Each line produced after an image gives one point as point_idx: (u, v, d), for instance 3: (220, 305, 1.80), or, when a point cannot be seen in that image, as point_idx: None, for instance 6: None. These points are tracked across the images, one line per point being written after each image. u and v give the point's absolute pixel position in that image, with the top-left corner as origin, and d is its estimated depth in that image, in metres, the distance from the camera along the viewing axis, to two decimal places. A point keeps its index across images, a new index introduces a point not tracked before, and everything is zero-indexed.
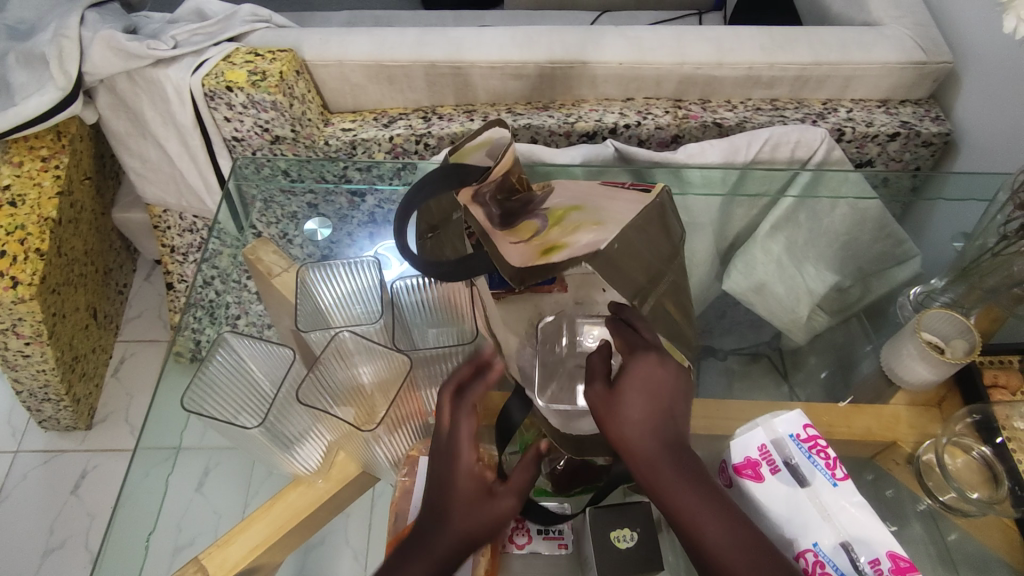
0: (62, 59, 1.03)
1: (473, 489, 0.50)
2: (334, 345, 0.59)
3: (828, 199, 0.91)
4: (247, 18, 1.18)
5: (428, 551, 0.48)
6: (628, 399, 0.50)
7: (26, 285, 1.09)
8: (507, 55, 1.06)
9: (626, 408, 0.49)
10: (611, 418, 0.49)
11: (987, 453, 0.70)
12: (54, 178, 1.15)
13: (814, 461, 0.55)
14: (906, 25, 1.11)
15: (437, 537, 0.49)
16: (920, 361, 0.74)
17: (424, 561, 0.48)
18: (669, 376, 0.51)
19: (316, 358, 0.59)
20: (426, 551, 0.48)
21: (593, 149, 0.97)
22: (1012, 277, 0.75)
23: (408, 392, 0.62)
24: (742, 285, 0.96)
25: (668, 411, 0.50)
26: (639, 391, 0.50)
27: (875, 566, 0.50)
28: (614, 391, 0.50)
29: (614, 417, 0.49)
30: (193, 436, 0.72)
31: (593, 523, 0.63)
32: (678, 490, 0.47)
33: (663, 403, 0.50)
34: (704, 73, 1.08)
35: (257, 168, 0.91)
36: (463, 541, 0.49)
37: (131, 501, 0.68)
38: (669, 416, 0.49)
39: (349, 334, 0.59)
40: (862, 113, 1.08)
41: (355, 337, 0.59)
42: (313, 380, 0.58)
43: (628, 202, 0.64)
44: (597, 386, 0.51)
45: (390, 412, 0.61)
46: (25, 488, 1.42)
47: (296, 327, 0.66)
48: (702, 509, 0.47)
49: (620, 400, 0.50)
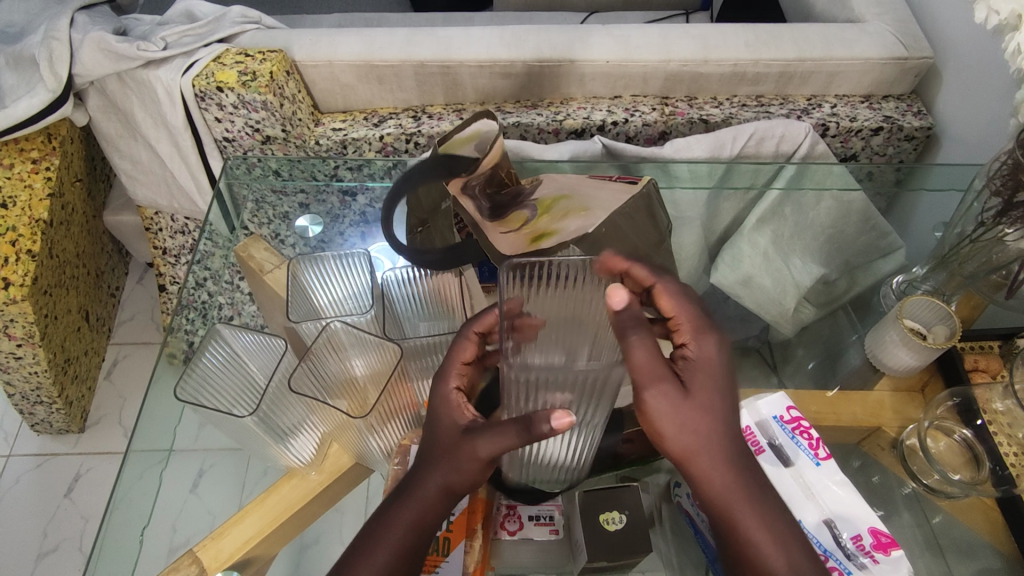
0: (53, 60, 1.04)
1: (452, 421, 0.52)
2: (324, 335, 0.58)
3: (813, 191, 0.93)
4: (237, 20, 1.18)
5: (416, 488, 0.52)
6: (698, 408, 0.47)
7: (17, 287, 1.10)
8: (495, 54, 1.08)
9: (697, 420, 0.46)
10: (678, 427, 0.46)
11: (968, 435, 0.72)
12: (45, 180, 1.15)
13: (797, 442, 0.56)
14: (887, 21, 1.13)
15: (426, 469, 0.52)
16: (902, 346, 0.75)
17: (416, 501, 0.52)
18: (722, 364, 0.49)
19: (308, 347, 0.59)
20: (414, 492, 0.52)
21: (580, 145, 0.98)
22: (990, 263, 0.77)
23: (400, 383, 0.62)
24: (729, 278, 0.96)
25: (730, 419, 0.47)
26: (708, 400, 0.47)
27: (857, 542, 0.51)
28: (685, 399, 0.46)
29: (681, 426, 0.46)
30: (185, 438, 0.73)
31: (583, 508, 0.64)
32: (738, 503, 0.47)
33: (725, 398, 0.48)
34: (690, 70, 1.09)
35: (248, 168, 0.92)
36: (443, 479, 0.51)
37: (123, 504, 0.67)
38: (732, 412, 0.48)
39: (341, 324, 0.59)
40: (846, 109, 1.09)
41: (347, 327, 0.59)
42: (306, 368, 0.58)
43: (613, 192, 0.65)
44: (661, 388, 0.46)
45: (382, 400, 0.61)
46: (17, 492, 1.42)
47: (287, 318, 0.66)
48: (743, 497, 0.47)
49: (690, 410, 0.47)
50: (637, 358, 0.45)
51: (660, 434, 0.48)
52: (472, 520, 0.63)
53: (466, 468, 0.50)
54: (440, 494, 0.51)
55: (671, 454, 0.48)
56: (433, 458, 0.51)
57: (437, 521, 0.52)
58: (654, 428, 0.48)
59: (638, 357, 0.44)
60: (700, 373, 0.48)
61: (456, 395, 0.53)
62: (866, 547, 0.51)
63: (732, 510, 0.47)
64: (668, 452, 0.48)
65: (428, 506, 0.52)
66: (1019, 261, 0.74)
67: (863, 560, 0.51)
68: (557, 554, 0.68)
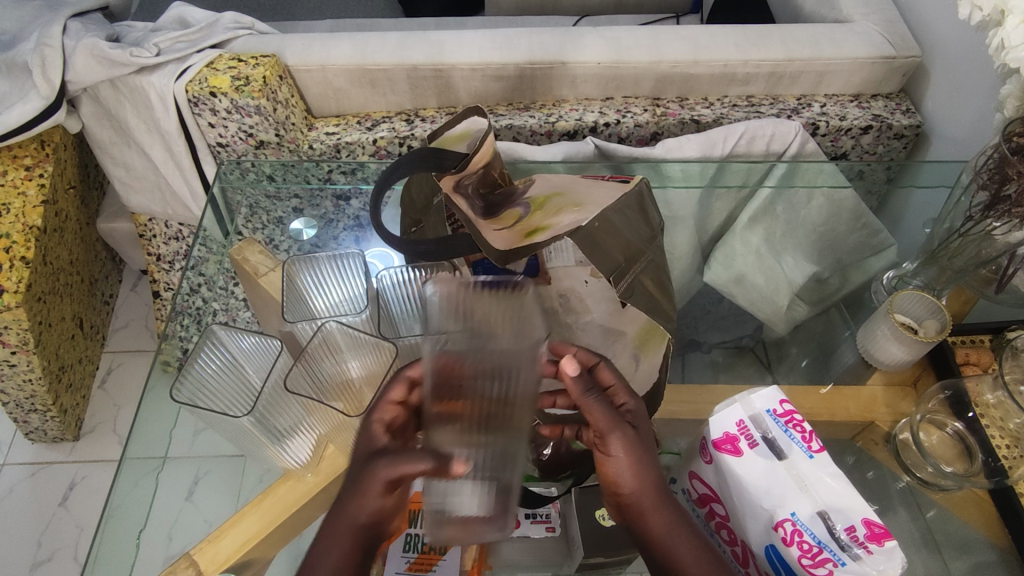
0: (46, 67, 1.04)
1: (366, 447, 0.52)
2: (321, 336, 0.59)
3: (803, 189, 0.93)
4: (230, 25, 1.19)
5: (342, 518, 0.50)
6: (646, 450, 0.52)
7: (11, 293, 1.09)
8: (487, 57, 1.08)
9: (650, 462, 0.52)
10: (633, 470, 0.51)
11: (961, 427, 0.72)
12: (38, 187, 1.15)
13: (790, 435, 0.56)
14: (875, 22, 1.14)
15: (336, 502, 0.51)
16: (894, 341, 0.76)
17: (344, 529, 0.50)
18: (648, 425, 0.55)
19: (303, 349, 0.59)
20: (341, 521, 0.50)
21: (573, 147, 0.98)
22: (979, 257, 0.78)
23: None
24: (722, 277, 0.98)
25: (661, 469, 0.53)
26: (652, 446, 0.53)
27: (851, 534, 0.51)
28: (638, 446, 0.52)
29: (635, 470, 0.51)
30: (182, 445, 0.74)
31: (579, 506, 0.66)
32: (680, 538, 0.52)
33: (653, 450, 0.54)
34: (681, 71, 1.10)
35: (242, 173, 0.92)
36: (344, 509, 0.50)
37: (118, 515, 0.68)
38: (659, 463, 0.53)
39: (337, 325, 0.59)
40: (836, 108, 1.10)
41: (341, 326, 0.59)
42: (299, 370, 0.58)
43: (607, 189, 0.66)
44: (621, 434, 0.51)
45: None
46: (11, 502, 1.41)
47: (282, 317, 0.67)
48: (681, 535, 0.52)
49: (645, 457, 0.52)
50: (593, 415, 0.51)
51: (615, 479, 0.52)
52: None
53: (362, 495, 0.49)
54: (341, 519, 0.50)
55: (623, 494, 0.52)
56: (345, 487, 0.51)
57: (350, 555, 0.50)
58: (612, 473, 0.52)
59: (598, 411, 0.51)
60: (644, 429, 0.54)
61: (376, 424, 0.53)
62: (860, 538, 0.51)
63: (680, 547, 0.51)
64: (619, 493, 0.52)
65: (341, 538, 0.50)
66: (1006, 254, 0.75)
67: (857, 551, 0.51)
68: (552, 550, 0.70)
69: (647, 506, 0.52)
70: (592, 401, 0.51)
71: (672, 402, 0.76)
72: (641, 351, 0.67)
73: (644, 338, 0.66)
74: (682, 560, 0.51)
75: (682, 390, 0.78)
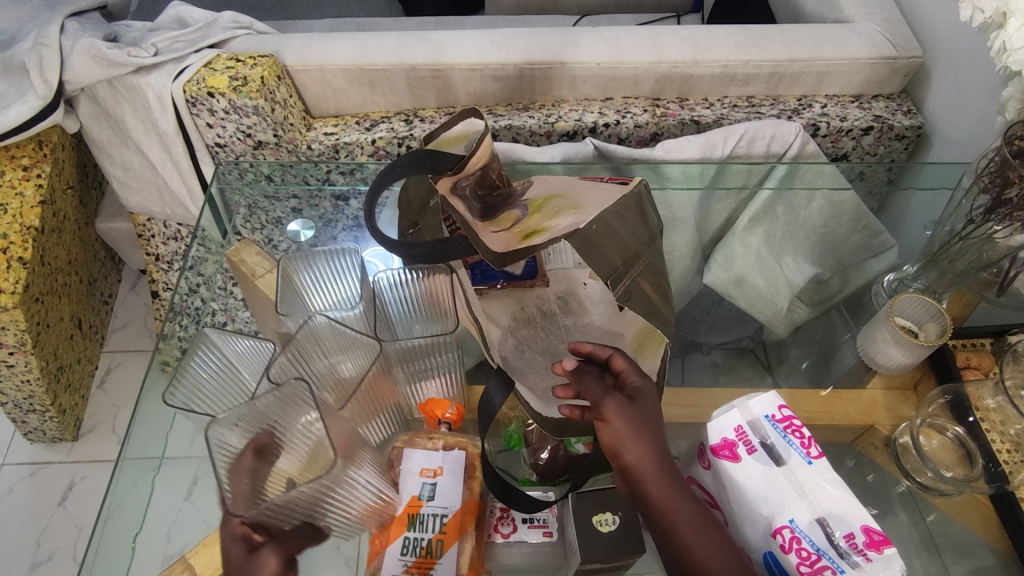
0: (43, 67, 1.03)
1: (242, 546, 0.51)
2: (309, 329, 0.61)
3: (804, 191, 0.92)
4: (228, 25, 1.18)
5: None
6: (645, 421, 0.53)
7: (9, 294, 1.09)
8: (486, 57, 1.08)
9: (649, 430, 0.53)
10: (630, 434, 0.52)
11: (961, 432, 0.71)
12: (36, 188, 1.14)
13: (789, 440, 0.56)
14: (877, 22, 1.13)
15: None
16: (894, 344, 0.76)
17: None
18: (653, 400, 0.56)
19: (292, 339, 0.62)
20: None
21: (572, 148, 0.98)
22: (981, 259, 0.77)
23: (380, 383, 0.64)
24: (722, 278, 0.98)
25: (663, 437, 0.53)
26: (654, 418, 0.54)
27: (849, 540, 0.51)
28: (635, 413, 0.53)
29: (632, 434, 0.52)
30: (180, 444, 0.72)
31: (576, 511, 0.65)
32: (678, 505, 0.51)
33: (655, 421, 0.54)
34: (681, 72, 1.09)
35: (240, 173, 0.92)
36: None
37: (116, 516, 0.67)
38: (662, 435, 0.54)
39: (323, 318, 0.62)
40: (837, 108, 1.10)
41: (330, 322, 0.62)
42: (287, 358, 0.60)
43: (605, 191, 0.65)
44: (614, 400, 0.54)
45: (364, 396, 0.62)
46: (11, 501, 1.41)
47: (275, 311, 0.67)
48: (680, 504, 0.51)
49: (642, 426, 0.53)
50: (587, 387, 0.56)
51: (614, 446, 0.53)
52: (465, 522, 0.64)
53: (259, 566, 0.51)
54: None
55: (623, 461, 0.52)
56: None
57: None
58: (610, 440, 0.53)
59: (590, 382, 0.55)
60: (646, 403, 0.55)
61: (241, 527, 0.51)
62: (859, 545, 0.51)
63: (677, 514, 0.50)
64: (618, 458, 0.53)
65: None
66: (1008, 257, 0.75)
67: (856, 558, 0.51)
68: (549, 555, 0.69)
69: (647, 473, 0.51)
70: (583, 377, 0.56)
71: (672, 405, 0.76)
72: (639, 354, 0.65)
73: (642, 342, 0.65)
74: (676, 525, 0.50)
75: (681, 393, 0.78)
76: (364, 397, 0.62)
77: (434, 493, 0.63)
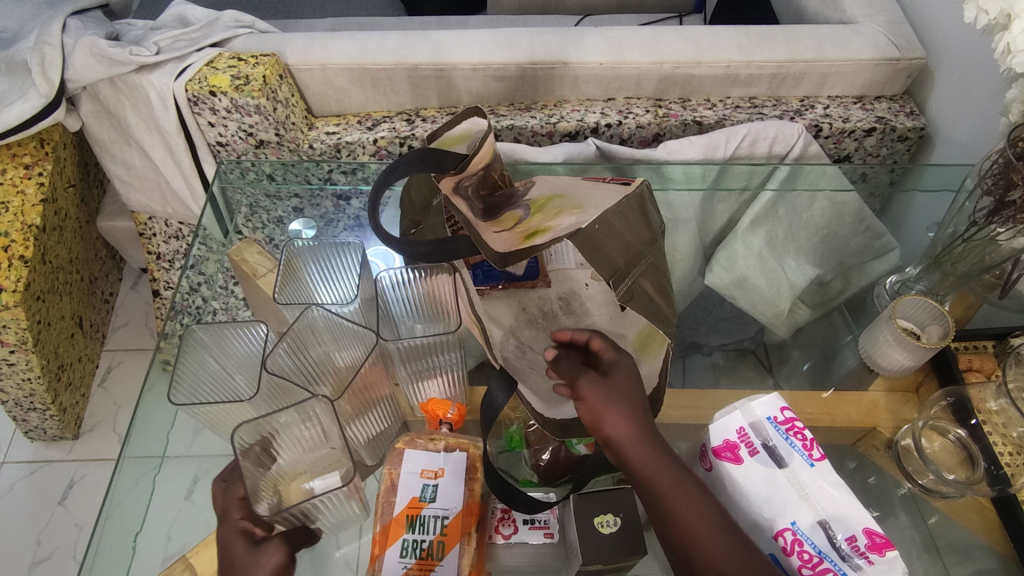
0: (45, 65, 1.03)
1: (243, 541, 0.53)
2: (305, 320, 0.62)
3: (806, 192, 0.91)
4: (230, 24, 1.18)
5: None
6: (620, 390, 0.54)
7: (10, 292, 1.09)
8: (488, 56, 1.08)
9: (624, 399, 0.53)
10: (605, 405, 0.53)
11: (963, 435, 0.71)
12: (37, 186, 1.14)
13: (791, 442, 0.56)
14: (879, 23, 1.13)
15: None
16: (896, 347, 0.76)
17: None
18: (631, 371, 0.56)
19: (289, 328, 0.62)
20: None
21: (574, 148, 0.98)
22: (983, 262, 0.77)
23: (376, 377, 0.65)
24: (723, 279, 0.98)
25: (640, 404, 0.54)
26: (630, 387, 0.54)
27: (851, 543, 0.51)
28: (608, 385, 0.54)
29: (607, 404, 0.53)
30: (182, 444, 0.73)
31: (576, 512, 0.65)
32: (659, 467, 0.51)
33: (633, 391, 0.54)
34: (684, 72, 1.09)
35: (242, 172, 0.91)
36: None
37: (117, 513, 0.66)
38: (640, 403, 0.54)
39: (319, 312, 0.62)
40: (839, 110, 1.09)
41: (326, 314, 0.62)
42: (285, 348, 0.61)
43: (607, 192, 0.65)
44: (587, 376, 0.55)
45: (358, 390, 0.63)
46: (11, 499, 1.41)
47: (275, 297, 0.70)
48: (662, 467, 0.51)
49: (618, 396, 0.53)
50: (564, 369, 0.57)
51: (592, 421, 0.53)
52: (466, 523, 0.63)
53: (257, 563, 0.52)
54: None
55: (602, 433, 0.53)
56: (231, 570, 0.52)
57: None
58: (588, 415, 0.54)
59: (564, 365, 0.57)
60: (621, 373, 0.55)
61: (244, 522, 0.54)
62: (861, 548, 0.51)
63: (660, 477, 0.50)
64: (600, 431, 0.53)
65: None
66: (1011, 260, 0.75)
67: (857, 561, 0.51)
68: (550, 556, 0.69)
69: (625, 442, 0.52)
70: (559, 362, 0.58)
71: (673, 407, 0.76)
72: (641, 355, 0.65)
73: (644, 342, 0.65)
74: (660, 487, 0.50)
75: (683, 394, 0.78)
76: (357, 391, 0.63)
77: (436, 494, 0.63)
